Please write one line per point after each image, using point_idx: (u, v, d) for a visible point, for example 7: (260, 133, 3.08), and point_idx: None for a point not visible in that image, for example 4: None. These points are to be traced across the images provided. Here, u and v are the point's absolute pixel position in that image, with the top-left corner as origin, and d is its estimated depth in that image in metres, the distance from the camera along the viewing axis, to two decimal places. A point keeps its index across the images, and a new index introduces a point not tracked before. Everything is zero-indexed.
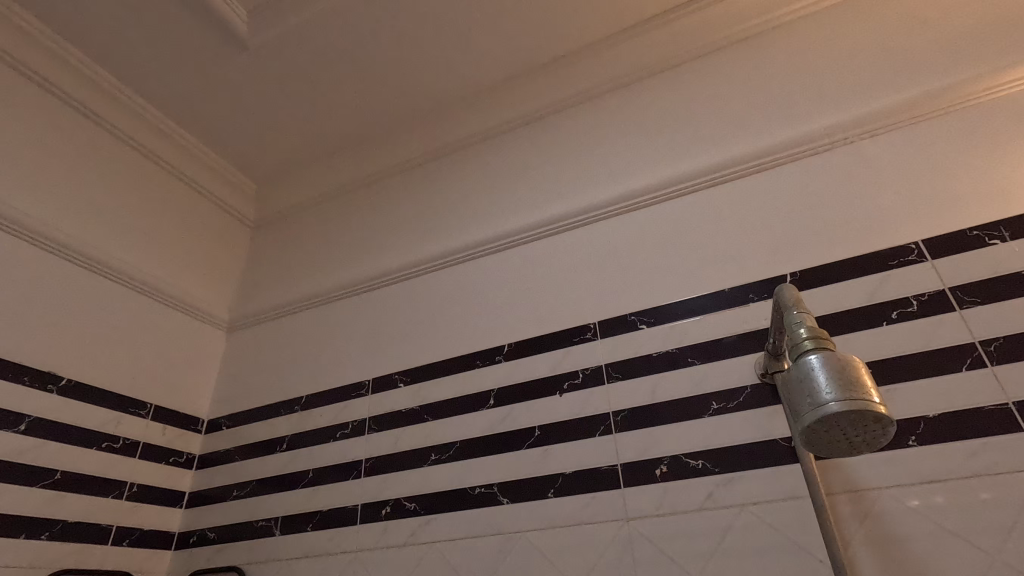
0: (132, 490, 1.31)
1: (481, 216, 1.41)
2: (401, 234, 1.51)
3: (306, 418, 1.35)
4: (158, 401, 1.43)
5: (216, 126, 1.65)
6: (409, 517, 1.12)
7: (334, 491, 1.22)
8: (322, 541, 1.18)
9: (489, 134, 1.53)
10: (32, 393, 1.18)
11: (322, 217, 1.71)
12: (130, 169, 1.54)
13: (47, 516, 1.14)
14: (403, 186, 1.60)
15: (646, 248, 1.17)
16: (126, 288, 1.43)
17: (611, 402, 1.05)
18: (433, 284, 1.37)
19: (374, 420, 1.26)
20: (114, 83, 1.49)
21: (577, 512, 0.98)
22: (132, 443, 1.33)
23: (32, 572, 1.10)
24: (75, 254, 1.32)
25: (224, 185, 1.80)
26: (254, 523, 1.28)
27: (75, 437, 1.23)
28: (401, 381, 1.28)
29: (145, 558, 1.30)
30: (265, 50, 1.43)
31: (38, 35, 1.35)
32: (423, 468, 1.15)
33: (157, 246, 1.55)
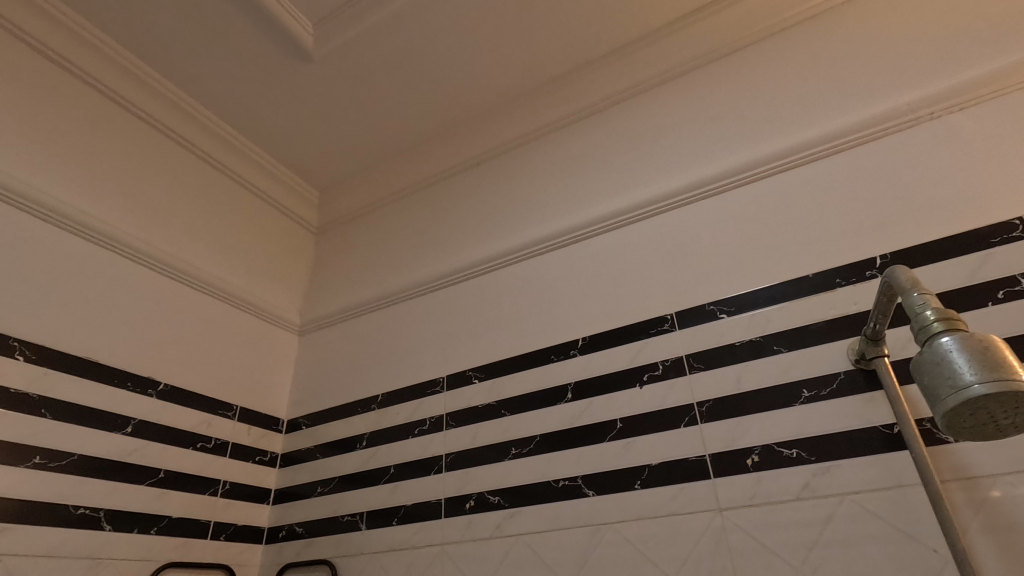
0: (225, 488, 1.37)
1: (545, 212, 1.42)
2: (464, 233, 1.54)
3: (383, 416, 1.39)
4: (242, 403, 1.50)
5: (281, 137, 1.71)
6: (494, 511, 1.14)
7: (417, 486, 1.25)
8: (408, 535, 1.21)
9: (548, 130, 1.55)
10: (135, 397, 1.26)
11: (385, 220, 1.75)
12: (205, 182, 1.63)
13: (154, 512, 1.22)
14: (464, 186, 1.63)
15: (719, 237, 1.16)
16: (209, 296, 1.51)
17: (694, 393, 1.04)
18: (501, 281, 1.39)
19: (451, 417, 1.29)
20: (189, 101, 1.58)
21: (667, 503, 0.98)
22: (223, 442, 1.40)
23: (144, 564, 1.17)
24: (164, 265, 1.41)
25: (289, 193, 1.86)
26: (340, 518, 1.33)
27: (174, 438, 1.30)
28: (475, 377, 1.30)
29: (241, 552, 1.36)
30: (327, 61, 1.48)
31: (123, 61, 1.44)
32: (505, 462, 1.17)
33: (233, 255, 1.63)
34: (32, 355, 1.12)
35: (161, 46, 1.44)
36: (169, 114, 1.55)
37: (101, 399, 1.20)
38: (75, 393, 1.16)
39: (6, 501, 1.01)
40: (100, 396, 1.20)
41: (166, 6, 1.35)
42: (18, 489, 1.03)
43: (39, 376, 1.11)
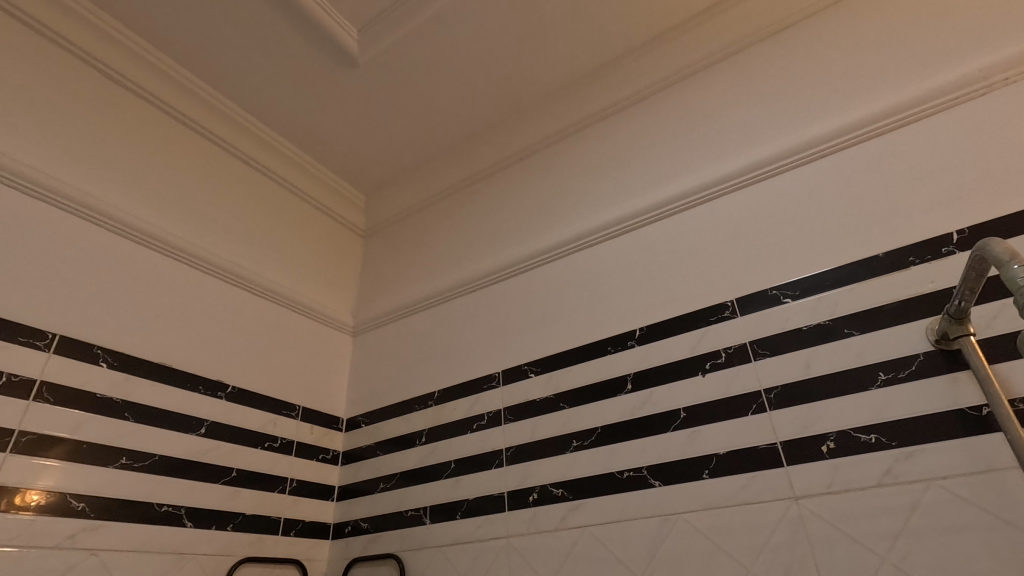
0: (292, 485, 1.42)
1: (593, 204, 1.42)
2: (511, 229, 1.55)
3: (440, 412, 1.41)
4: (304, 403, 1.54)
5: (327, 143, 1.76)
6: (558, 503, 1.14)
7: (479, 480, 1.27)
8: (473, 529, 1.22)
9: (592, 120, 1.54)
10: (207, 399, 1.32)
11: (431, 220, 1.78)
12: (258, 191, 1.68)
13: (229, 509, 1.27)
14: (509, 182, 1.64)
15: (779, 219, 1.13)
16: (269, 301, 1.57)
17: (761, 379, 1.02)
18: (552, 275, 1.39)
19: (509, 411, 1.30)
20: (241, 113, 1.64)
21: (738, 492, 0.96)
22: (288, 441, 1.45)
23: (224, 559, 1.22)
24: (226, 272, 1.47)
25: (336, 197, 1.91)
26: (404, 513, 1.35)
27: (243, 438, 1.35)
28: (531, 371, 1.30)
29: (310, 547, 1.41)
30: (372, 66, 1.51)
31: (179, 77, 1.50)
32: (567, 455, 1.17)
33: (287, 260, 1.68)
34: (114, 362, 1.18)
35: (214, 62, 1.50)
36: (223, 127, 1.61)
37: (176, 402, 1.25)
38: (153, 396, 1.22)
39: (98, 499, 1.07)
40: (175, 398, 1.25)
41: (218, 23, 1.41)
42: (108, 488, 1.09)
43: (120, 381, 1.17)
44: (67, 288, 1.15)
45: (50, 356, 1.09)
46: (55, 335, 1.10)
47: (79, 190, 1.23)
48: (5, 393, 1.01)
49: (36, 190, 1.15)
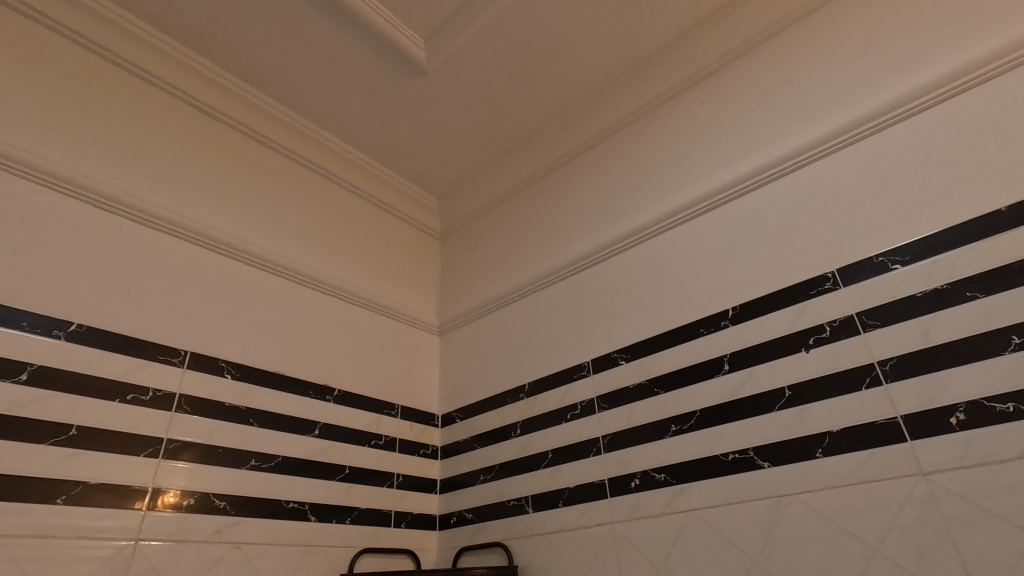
0: (399, 480, 1.50)
1: (671, 185, 1.40)
2: (588, 218, 1.55)
3: (533, 403, 1.44)
4: (402, 402, 1.62)
5: (401, 152, 1.84)
6: (662, 488, 1.13)
7: (578, 468, 1.29)
8: (576, 516, 1.24)
9: (663, 100, 1.52)
10: (318, 402, 1.41)
11: (505, 217, 1.82)
12: (340, 204, 1.78)
13: (346, 504, 1.36)
14: (582, 172, 1.65)
15: (877, 182, 1.07)
16: (362, 307, 1.66)
17: (873, 351, 0.97)
18: (634, 260, 1.39)
19: (602, 399, 1.30)
20: (320, 132, 1.74)
21: (857, 470, 0.92)
22: (391, 439, 1.53)
23: (346, 549, 1.32)
24: (321, 284, 1.57)
25: (412, 203, 1.99)
26: (506, 503, 1.39)
27: (352, 437, 1.44)
28: (622, 358, 1.31)
29: (420, 537, 1.48)
30: (440, 72, 1.56)
31: (264, 105, 1.63)
32: (666, 439, 1.16)
33: (373, 267, 1.77)
34: (237, 373, 1.29)
35: (296, 88, 1.60)
36: (306, 147, 1.72)
37: (292, 407, 1.36)
38: (273, 402, 1.32)
39: (235, 497, 1.19)
40: (291, 403, 1.36)
41: (297, 51, 1.51)
42: (243, 486, 1.20)
43: (244, 390, 1.29)
44: (192, 309, 1.28)
45: (184, 370, 1.21)
46: (186, 352, 1.23)
47: (193, 220, 1.36)
48: (153, 406, 1.13)
49: (158, 223, 1.28)
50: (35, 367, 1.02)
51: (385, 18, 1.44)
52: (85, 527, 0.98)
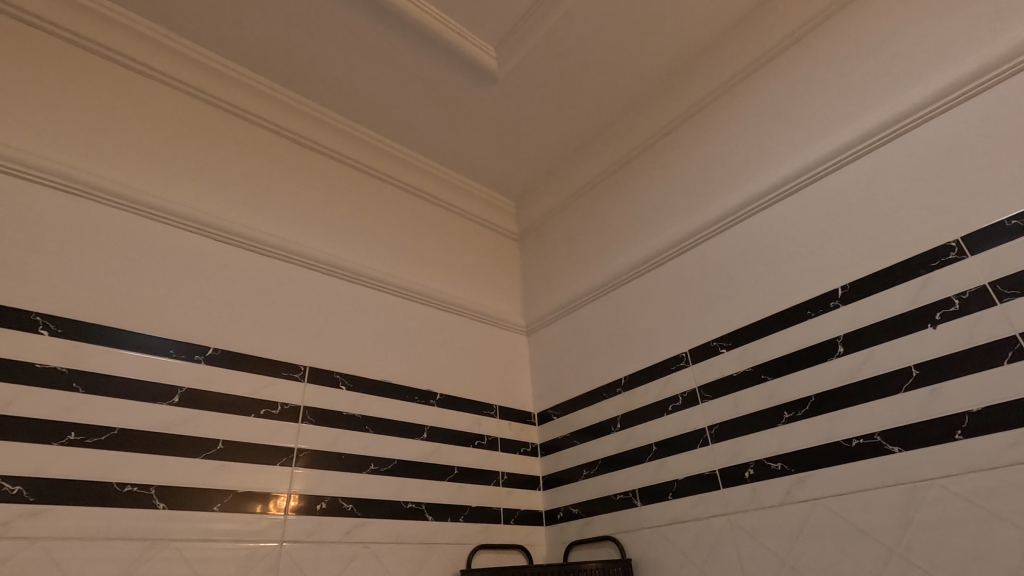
0: (504, 478, 1.54)
1: (758, 164, 1.36)
2: (672, 206, 1.53)
3: (631, 397, 1.44)
4: (499, 402, 1.66)
5: (476, 158, 1.89)
6: (779, 477, 1.10)
7: (685, 460, 1.27)
8: (688, 508, 1.23)
9: (742, 76, 1.48)
10: (424, 406, 1.48)
11: (583, 213, 1.83)
12: (422, 214, 1.84)
13: (458, 503, 1.42)
14: (661, 159, 1.63)
15: (999, 140, 1.00)
16: (453, 313, 1.72)
17: (1013, 323, 0.90)
18: (726, 245, 1.36)
19: (705, 389, 1.28)
20: (398, 148, 1.82)
21: (1006, 452, 0.86)
22: (493, 438, 1.58)
23: (463, 546, 1.38)
24: (416, 293, 1.64)
25: (488, 206, 2.03)
26: (613, 497, 1.40)
27: (457, 438, 1.50)
28: (722, 347, 1.28)
29: (530, 533, 1.52)
30: (512, 76, 1.60)
31: (347, 129, 1.72)
32: (779, 427, 1.13)
33: (458, 273, 1.82)
34: (350, 383, 1.38)
35: (375, 109, 1.69)
36: (387, 163, 1.80)
37: (401, 412, 1.43)
38: (384, 409, 1.40)
39: (361, 499, 1.27)
40: (400, 409, 1.43)
41: (376, 74, 1.59)
42: (366, 489, 1.29)
43: (358, 399, 1.37)
44: (305, 326, 1.38)
45: (305, 383, 1.30)
46: (305, 367, 1.32)
47: (297, 244, 1.46)
48: (282, 419, 1.23)
49: (270, 250, 1.40)
50: (184, 390, 1.13)
51: (456, 31, 1.49)
52: (238, 531, 1.09)
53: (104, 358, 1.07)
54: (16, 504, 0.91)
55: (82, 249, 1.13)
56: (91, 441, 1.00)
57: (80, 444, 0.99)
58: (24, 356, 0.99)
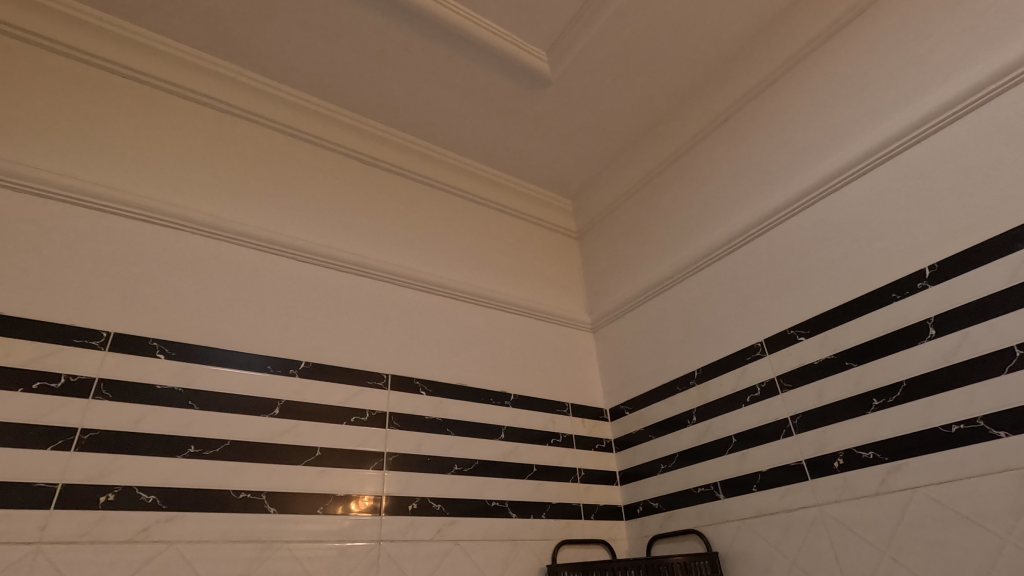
0: (581, 474, 1.57)
1: (827, 145, 1.32)
2: (737, 193, 1.51)
3: (706, 389, 1.43)
4: (571, 400, 1.69)
5: (531, 161, 1.91)
6: (872, 466, 1.07)
7: (768, 451, 1.25)
8: (775, 500, 1.21)
9: (803, 54, 1.44)
10: (499, 408, 1.52)
11: (643, 206, 1.82)
12: (483, 220, 1.88)
13: (539, 500, 1.46)
14: (721, 146, 1.61)
15: None
16: (520, 314, 1.75)
17: None
18: (797, 231, 1.33)
19: (785, 378, 1.26)
20: (456, 157, 1.87)
21: None
22: (568, 436, 1.60)
23: (547, 542, 1.41)
24: (483, 297, 1.68)
25: (545, 207, 2.05)
26: (694, 490, 1.39)
27: (533, 437, 1.54)
28: (801, 335, 1.25)
29: (611, 527, 1.54)
30: (565, 77, 1.62)
31: (407, 143, 1.79)
32: (869, 415, 1.10)
33: (521, 274, 1.85)
34: (429, 389, 1.44)
35: (433, 122, 1.75)
36: (446, 173, 1.85)
37: (479, 414, 1.48)
38: (463, 412, 1.46)
39: (448, 499, 1.33)
40: (477, 411, 1.48)
41: (433, 89, 1.64)
42: (452, 489, 1.34)
43: (438, 403, 1.43)
44: (384, 336, 1.45)
45: (389, 391, 1.37)
46: (387, 375, 1.39)
47: (370, 258, 1.53)
48: (371, 425, 1.31)
49: (347, 266, 1.48)
50: (283, 402, 1.22)
51: (508, 39, 1.53)
52: (341, 531, 1.17)
53: (212, 376, 1.17)
54: (152, 512, 1.01)
55: (186, 277, 1.24)
56: (208, 452, 1.10)
57: (199, 456, 1.09)
58: (146, 378, 1.10)
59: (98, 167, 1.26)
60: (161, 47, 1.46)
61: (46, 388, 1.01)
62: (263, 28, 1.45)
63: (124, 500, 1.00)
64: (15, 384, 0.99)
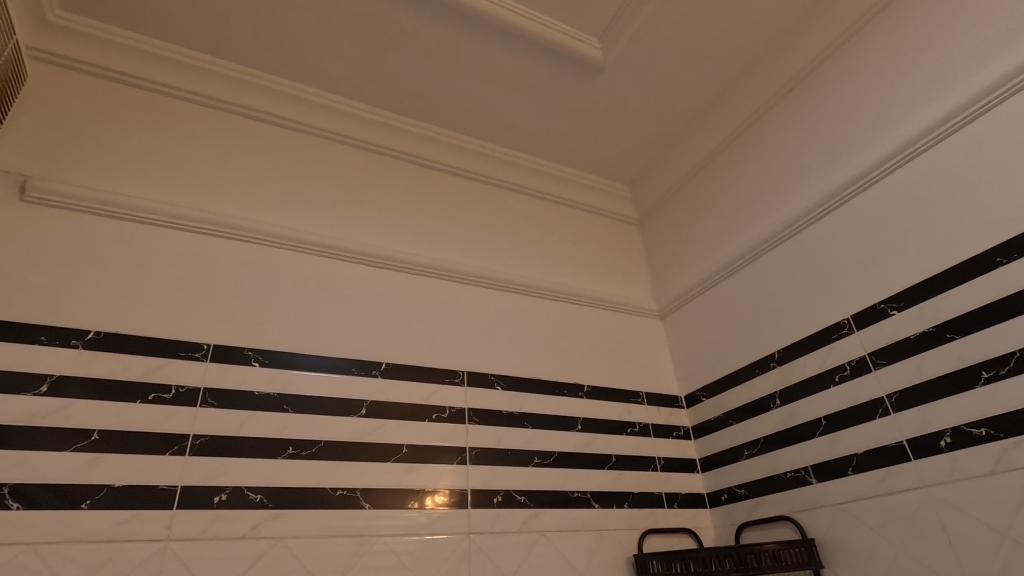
0: (661, 463, 1.55)
1: (907, 105, 1.24)
2: (809, 165, 1.44)
3: (789, 370, 1.37)
4: (645, 388, 1.67)
5: (587, 150, 1.90)
6: (984, 444, 1.00)
7: (863, 432, 1.19)
8: (875, 483, 1.16)
9: (875, 12, 1.36)
10: (574, 399, 1.53)
11: (707, 187, 1.77)
12: (542, 213, 1.88)
13: (621, 490, 1.45)
14: (789, 117, 1.54)
15: None
16: (586, 305, 1.74)
17: None
18: (878, 200, 1.26)
19: (877, 355, 1.19)
20: (512, 153, 1.88)
21: None
22: (644, 425, 1.59)
23: (632, 531, 1.40)
24: (549, 291, 1.68)
25: (603, 196, 2.03)
26: (783, 476, 1.34)
27: (610, 427, 1.53)
28: (892, 308, 1.18)
29: (695, 516, 1.51)
30: (619, 63, 1.60)
31: (464, 144, 1.81)
32: (977, 389, 1.02)
33: (585, 265, 1.84)
34: (504, 383, 1.46)
35: (488, 121, 1.76)
36: (503, 170, 1.86)
37: (555, 407, 1.49)
38: (538, 405, 1.47)
39: (531, 492, 1.34)
40: (552, 403, 1.49)
41: (487, 87, 1.65)
42: (535, 482, 1.36)
43: (513, 398, 1.45)
44: (456, 334, 1.48)
45: (466, 387, 1.40)
46: (463, 372, 1.42)
47: (438, 260, 1.57)
48: (452, 422, 1.34)
49: (416, 268, 1.52)
50: (369, 403, 1.27)
51: (560, 30, 1.52)
52: (424, 524, 1.20)
53: (302, 381, 1.23)
54: (260, 509, 1.08)
55: (271, 289, 1.31)
56: (305, 453, 1.16)
57: (298, 456, 1.15)
58: (245, 385, 1.18)
59: (186, 191, 1.35)
60: (231, 73, 1.53)
61: (160, 398, 1.10)
62: (324, 46, 1.51)
63: (236, 499, 1.07)
64: (133, 396, 1.08)
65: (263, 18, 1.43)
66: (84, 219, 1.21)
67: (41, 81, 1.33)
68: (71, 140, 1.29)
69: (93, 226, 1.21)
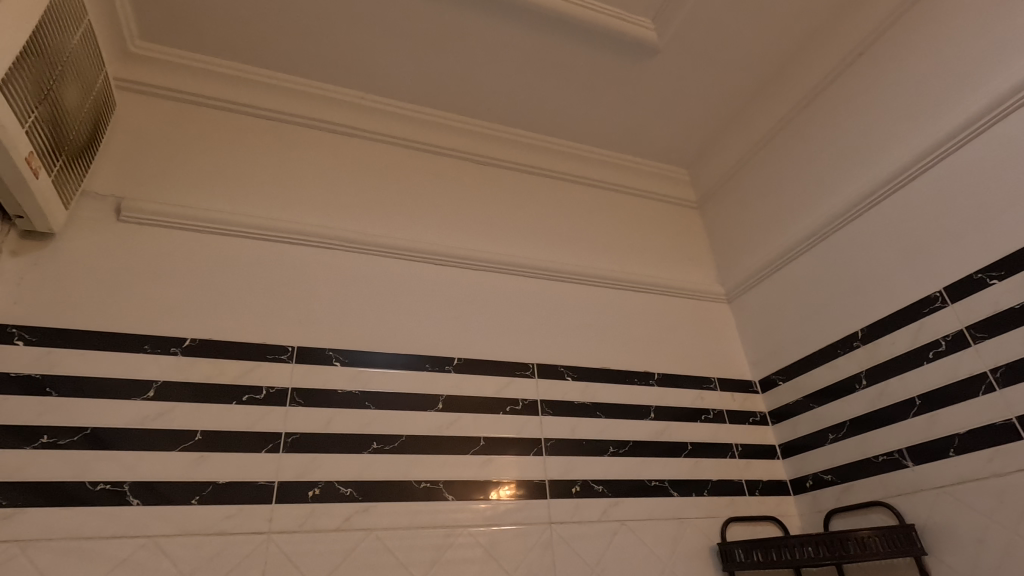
0: (738, 449, 1.51)
1: (996, 59, 1.15)
2: (885, 131, 1.36)
3: (876, 349, 1.31)
4: (717, 374, 1.63)
5: (643, 134, 1.86)
6: None
7: (964, 411, 1.12)
8: (982, 464, 1.08)
9: None
10: (645, 388, 1.51)
11: (771, 163, 1.70)
12: (599, 202, 1.86)
13: (699, 478, 1.42)
14: (860, 83, 1.45)
15: None
16: (651, 292, 1.71)
17: None
18: (967, 164, 1.17)
19: (977, 328, 1.12)
20: (565, 143, 1.87)
21: None
22: (719, 411, 1.55)
23: (713, 520, 1.38)
24: (612, 279, 1.67)
25: (660, 180, 1.98)
26: (874, 460, 1.28)
27: (683, 414, 1.51)
28: (992, 277, 1.10)
29: (778, 503, 1.47)
30: (674, 42, 1.56)
31: (517, 137, 1.81)
32: None
33: (646, 252, 1.81)
34: (574, 374, 1.46)
35: (540, 113, 1.76)
36: (557, 161, 1.85)
37: (626, 396, 1.47)
38: (610, 394, 1.46)
39: (608, 481, 1.34)
40: (623, 392, 1.48)
41: (539, 78, 1.65)
42: (611, 471, 1.35)
43: (585, 388, 1.44)
44: (524, 327, 1.49)
45: (537, 379, 1.41)
46: (534, 364, 1.43)
47: (500, 255, 1.58)
48: (525, 413, 1.35)
49: (480, 265, 1.53)
50: (444, 398, 1.30)
51: (611, 14, 1.49)
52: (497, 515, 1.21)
53: (381, 379, 1.27)
54: (351, 503, 1.12)
55: (345, 292, 1.36)
56: (389, 447, 1.20)
57: (382, 451, 1.19)
58: (328, 385, 1.22)
59: (261, 202, 1.41)
60: (294, 87, 1.59)
61: (253, 399, 1.16)
62: (379, 53, 1.54)
63: (328, 493, 1.12)
64: (230, 398, 1.14)
65: (321, 31, 1.47)
66: (173, 234, 1.28)
67: (126, 109, 1.43)
68: (156, 161, 1.38)
69: (181, 240, 1.28)
